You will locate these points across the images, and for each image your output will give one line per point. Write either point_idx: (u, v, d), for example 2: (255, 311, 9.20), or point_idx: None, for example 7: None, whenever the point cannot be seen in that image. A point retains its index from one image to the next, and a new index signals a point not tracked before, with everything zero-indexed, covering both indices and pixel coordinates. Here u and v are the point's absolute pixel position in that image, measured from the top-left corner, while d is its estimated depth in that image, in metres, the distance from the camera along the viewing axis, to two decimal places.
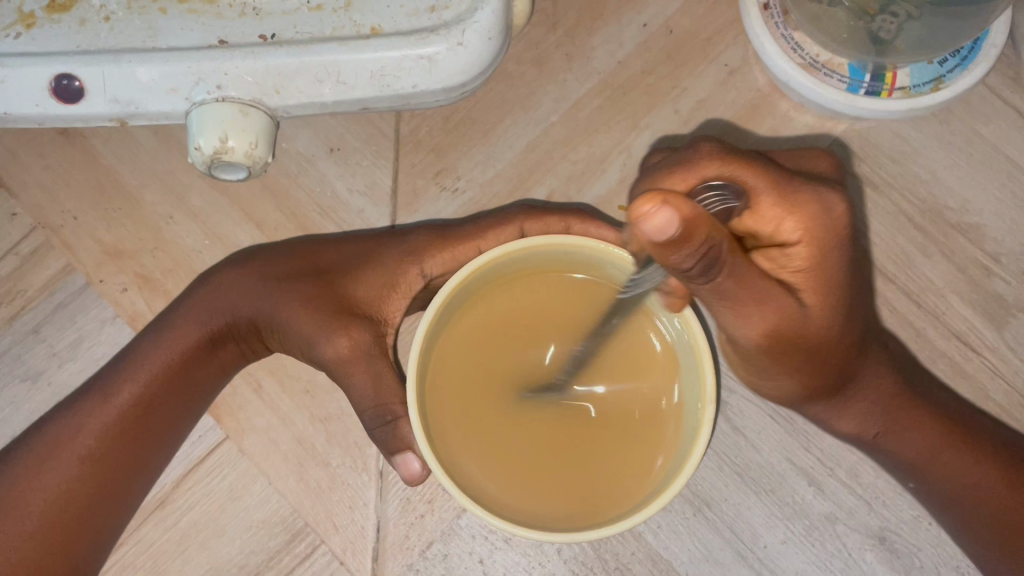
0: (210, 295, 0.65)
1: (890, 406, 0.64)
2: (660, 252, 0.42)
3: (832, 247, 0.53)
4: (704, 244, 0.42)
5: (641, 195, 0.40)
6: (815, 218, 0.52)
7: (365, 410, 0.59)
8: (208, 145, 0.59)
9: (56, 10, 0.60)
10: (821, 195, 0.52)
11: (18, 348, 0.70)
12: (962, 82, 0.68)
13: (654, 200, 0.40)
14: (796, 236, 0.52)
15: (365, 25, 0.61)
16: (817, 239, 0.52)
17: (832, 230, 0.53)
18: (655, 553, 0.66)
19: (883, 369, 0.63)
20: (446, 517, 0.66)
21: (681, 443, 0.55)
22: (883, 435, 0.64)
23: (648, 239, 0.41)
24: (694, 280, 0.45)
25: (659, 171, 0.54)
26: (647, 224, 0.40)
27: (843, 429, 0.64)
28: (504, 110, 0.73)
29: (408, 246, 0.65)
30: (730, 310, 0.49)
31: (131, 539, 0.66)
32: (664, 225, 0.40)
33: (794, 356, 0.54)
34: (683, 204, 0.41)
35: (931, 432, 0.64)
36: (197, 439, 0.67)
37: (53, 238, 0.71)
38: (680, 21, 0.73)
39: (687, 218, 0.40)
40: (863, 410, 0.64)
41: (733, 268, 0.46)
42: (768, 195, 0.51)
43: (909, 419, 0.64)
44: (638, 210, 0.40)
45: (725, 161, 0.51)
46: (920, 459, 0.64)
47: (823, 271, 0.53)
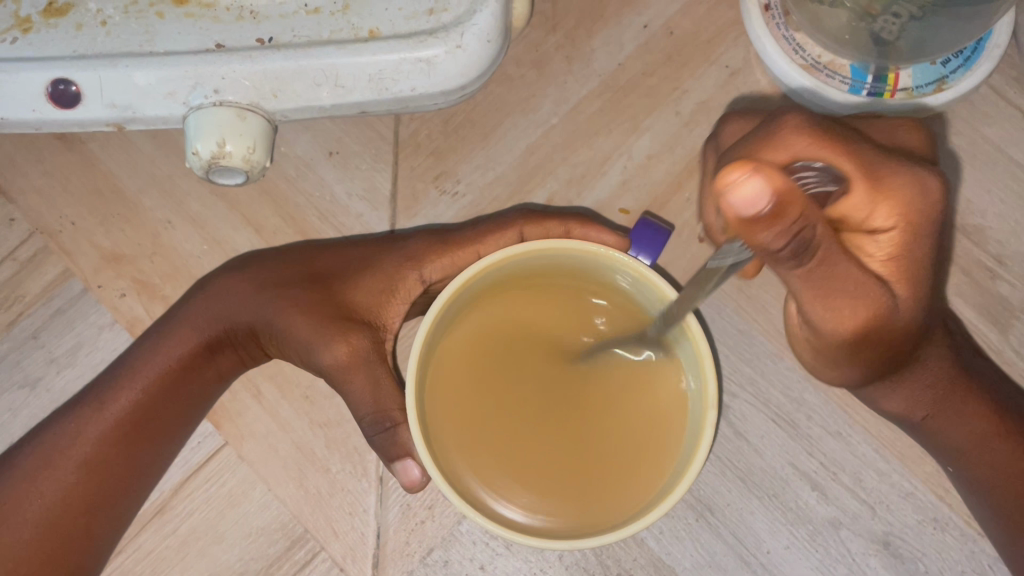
0: (208, 302, 0.64)
1: (943, 390, 0.63)
2: (747, 230, 0.40)
3: (923, 235, 0.52)
4: (795, 223, 0.41)
5: (728, 164, 0.39)
6: (911, 204, 0.51)
7: (364, 417, 0.59)
8: (205, 150, 0.58)
9: (52, 14, 0.60)
10: (918, 177, 0.52)
11: (15, 354, 0.69)
12: (963, 83, 0.67)
13: (743, 169, 0.39)
14: (888, 224, 0.51)
15: (363, 29, 0.60)
16: (912, 226, 0.51)
17: (927, 217, 0.52)
18: (657, 559, 0.65)
19: (942, 353, 0.63)
20: (446, 523, 0.65)
21: (683, 447, 0.54)
22: (932, 418, 0.63)
23: (738, 215, 0.40)
24: (780, 260, 0.44)
25: (752, 147, 0.54)
26: (735, 194, 0.39)
27: (891, 409, 0.64)
28: (504, 113, 0.72)
29: (406, 252, 0.64)
30: (819, 298, 0.48)
31: (129, 546, 0.66)
32: (754, 197, 0.39)
33: (875, 347, 0.53)
34: (777, 176, 0.39)
35: (978, 421, 0.63)
36: (196, 445, 0.67)
37: (51, 244, 0.70)
38: (681, 22, 0.73)
39: (780, 192, 0.39)
40: (917, 390, 0.63)
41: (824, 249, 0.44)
42: (862, 182, 0.51)
43: (960, 406, 0.63)
44: (726, 180, 0.39)
45: (825, 141, 0.51)
46: (968, 448, 0.63)
47: (912, 259, 0.52)
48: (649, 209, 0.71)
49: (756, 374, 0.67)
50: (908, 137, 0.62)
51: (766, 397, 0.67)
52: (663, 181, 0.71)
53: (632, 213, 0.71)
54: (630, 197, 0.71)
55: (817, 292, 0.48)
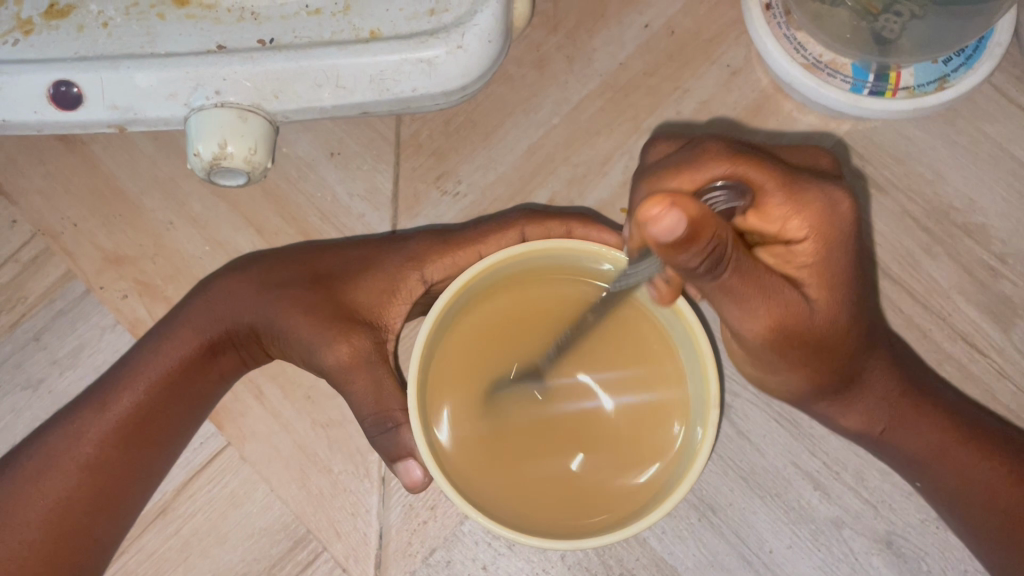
0: (210, 303, 0.64)
1: (895, 403, 0.63)
2: (667, 254, 0.41)
3: (838, 244, 0.52)
4: (711, 243, 0.42)
5: (647, 199, 0.40)
6: (822, 216, 0.51)
7: (366, 417, 0.59)
8: (207, 152, 0.59)
9: (53, 16, 0.60)
10: (832, 193, 0.52)
11: (18, 356, 0.69)
12: (966, 82, 0.67)
13: (662, 203, 0.40)
14: (801, 234, 0.52)
15: (364, 29, 0.60)
16: (823, 236, 0.52)
17: (840, 227, 0.52)
18: (659, 559, 0.65)
19: (885, 367, 0.62)
20: (449, 523, 0.65)
21: (685, 447, 0.54)
22: (890, 430, 0.63)
23: (657, 240, 0.41)
24: (701, 278, 0.45)
25: (660, 169, 0.53)
26: (656, 226, 0.40)
27: (848, 425, 0.64)
28: (504, 113, 0.72)
29: (407, 252, 0.64)
30: (735, 306, 0.49)
31: (132, 547, 0.66)
32: (672, 227, 0.40)
33: (798, 351, 0.54)
34: (691, 204, 0.40)
35: (937, 430, 0.63)
36: (198, 446, 0.67)
37: (53, 245, 0.71)
38: (682, 21, 0.73)
39: (695, 218, 0.40)
40: (869, 405, 0.63)
41: (740, 265, 0.46)
42: (777, 194, 0.51)
43: (916, 419, 0.63)
44: (647, 209, 0.40)
45: (736, 158, 0.50)
46: (928, 458, 0.63)
47: (829, 269, 0.53)
48: None
49: None
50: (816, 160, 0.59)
51: (768, 396, 0.67)
52: None
53: None
54: None
55: (732, 300, 0.48)
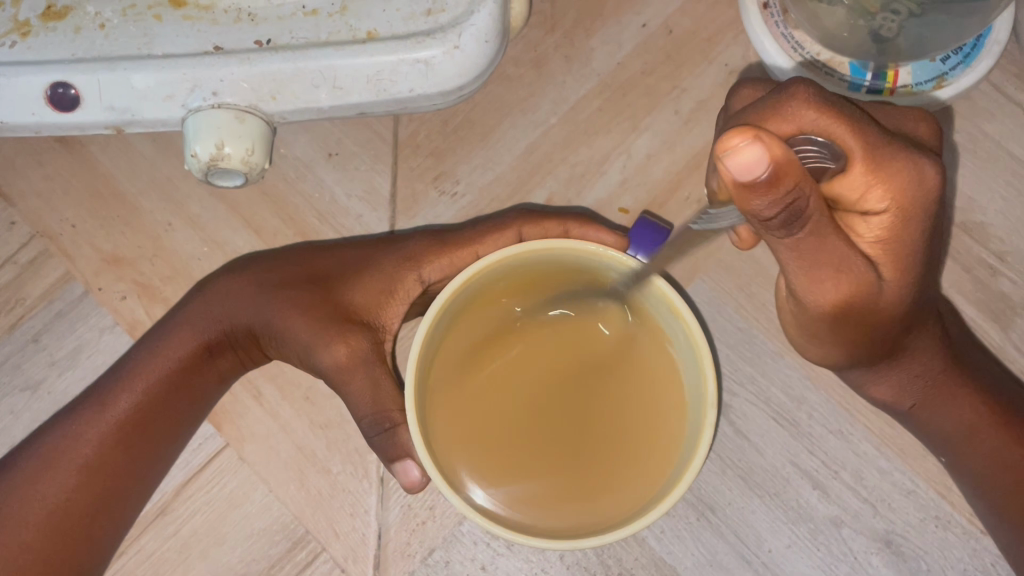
0: (207, 304, 0.64)
1: (935, 380, 0.63)
2: (743, 195, 0.42)
3: (916, 219, 0.51)
4: (790, 193, 0.42)
5: (729, 131, 0.41)
6: (906, 188, 0.49)
7: (363, 417, 0.59)
8: (204, 153, 0.59)
9: (51, 17, 0.60)
10: (920, 163, 0.49)
11: (17, 357, 0.69)
12: (964, 80, 0.67)
13: (745, 135, 0.40)
14: (883, 205, 0.50)
15: (361, 30, 0.60)
16: (905, 208, 0.50)
17: (923, 201, 0.50)
18: (658, 558, 0.65)
19: (936, 340, 0.62)
20: (447, 523, 0.65)
21: (682, 447, 0.54)
22: (920, 406, 0.63)
23: (732, 178, 0.41)
24: (775, 231, 0.46)
25: (749, 115, 0.49)
26: (732, 158, 0.40)
27: (878, 397, 0.64)
28: (503, 113, 0.72)
29: (405, 253, 0.64)
30: (802, 267, 0.49)
31: (131, 548, 0.66)
32: (751, 163, 0.40)
33: (859, 324, 0.55)
34: (774, 146, 0.41)
35: (967, 410, 0.63)
36: (196, 447, 0.67)
37: (52, 247, 0.71)
38: (680, 21, 0.73)
39: (776, 160, 0.41)
40: (905, 380, 0.63)
41: (818, 222, 0.46)
42: (861, 161, 0.48)
43: (950, 396, 0.63)
44: (727, 145, 0.41)
45: (830, 110, 0.47)
46: (957, 437, 0.63)
47: (903, 243, 0.52)
48: (648, 208, 0.71)
49: (756, 373, 0.67)
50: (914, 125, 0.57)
51: (766, 395, 0.67)
52: (663, 180, 0.71)
53: (631, 212, 0.71)
54: (630, 196, 0.71)
55: (799, 262, 0.49)
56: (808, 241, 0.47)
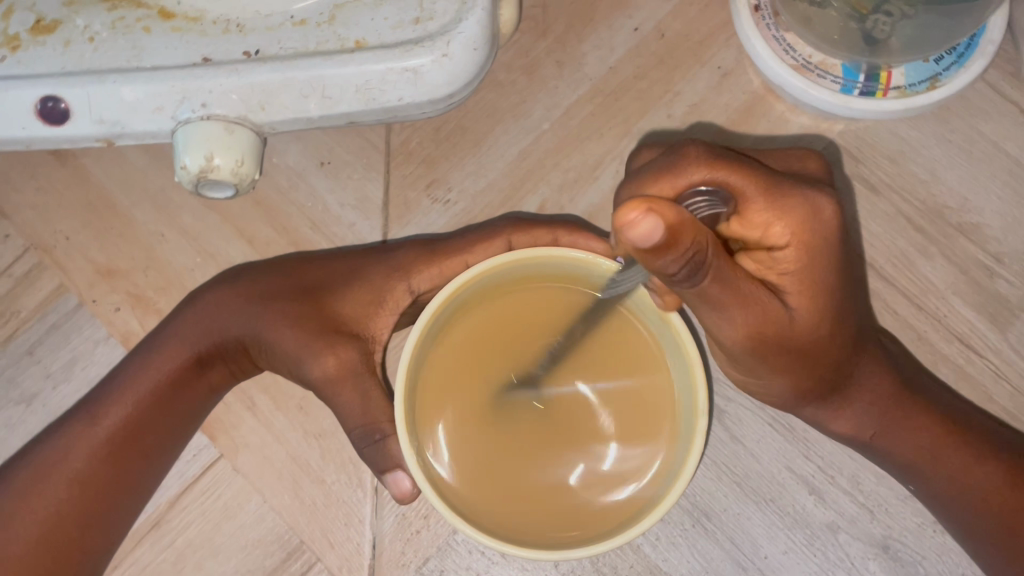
0: (198, 317, 0.64)
1: (886, 407, 0.62)
2: (644, 258, 0.41)
3: (820, 250, 0.51)
4: (690, 250, 0.41)
5: (626, 201, 0.39)
6: (804, 222, 0.50)
7: (353, 429, 0.59)
8: (193, 164, 0.59)
9: (41, 31, 0.60)
10: (812, 199, 0.51)
11: (13, 370, 0.70)
12: (959, 80, 0.66)
13: (640, 207, 0.39)
14: (784, 241, 0.50)
15: (349, 39, 0.60)
16: (806, 243, 0.51)
17: (823, 234, 0.51)
18: (653, 564, 0.65)
19: (875, 369, 0.61)
20: (442, 532, 0.65)
21: (675, 451, 0.54)
22: (879, 436, 0.63)
23: (635, 246, 0.40)
24: (679, 285, 0.45)
25: (639, 180, 0.51)
26: (631, 231, 0.39)
27: (839, 431, 0.63)
28: (494, 119, 0.72)
29: (395, 262, 0.64)
30: (714, 313, 0.49)
31: (127, 560, 0.66)
32: (649, 232, 0.39)
33: (780, 356, 0.53)
34: (668, 210, 0.40)
35: (925, 436, 0.62)
36: (190, 458, 0.67)
37: (46, 259, 0.71)
38: (672, 24, 0.73)
39: (671, 224, 0.40)
40: (859, 412, 0.62)
41: (718, 271, 0.45)
42: (758, 200, 0.49)
43: (905, 421, 0.62)
44: (624, 216, 0.39)
45: (714, 162, 0.49)
46: (918, 461, 0.62)
47: (811, 274, 0.51)
48: None
49: None
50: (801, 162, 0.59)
51: (762, 400, 0.67)
52: None
53: None
54: None
55: (713, 308, 0.49)
56: (722, 292, 0.47)
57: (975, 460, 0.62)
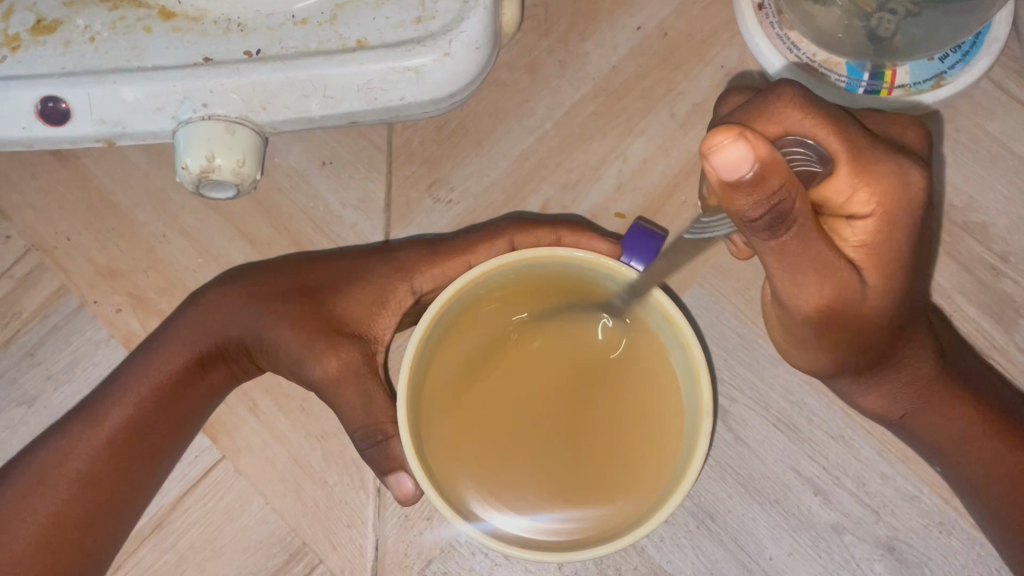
0: (199, 318, 0.64)
1: (922, 388, 0.62)
2: (727, 194, 0.41)
3: (900, 226, 0.51)
4: (777, 191, 0.41)
5: (716, 126, 0.40)
6: (892, 191, 0.50)
7: (355, 429, 0.58)
8: (195, 164, 0.58)
9: (41, 31, 0.59)
10: (904, 170, 0.50)
11: (14, 371, 0.69)
12: (963, 79, 0.66)
13: (730, 132, 0.39)
14: (868, 210, 0.50)
15: (350, 39, 0.59)
16: (889, 215, 0.50)
17: (905, 208, 0.51)
18: (657, 566, 0.65)
19: (922, 346, 0.61)
20: (444, 534, 0.65)
21: (679, 453, 0.54)
22: (910, 416, 0.63)
23: (718, 178, 0.40)
24: (755, 233, 0.45)
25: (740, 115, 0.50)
26: (718, 156, 0.39)
27: (867, 407, 0.63)
28: (497, 119, 0.72)
29: (397, 262, 0.64)
30: (785, 275, 0.49)
31: (128, 562, 0.66)
32: (736, 160, 0.39)
33: (842, 330, 0.54)
34: (760, 142, 0.40)
35: (959, 419, 0.62)
36: (192, 460, 0.66)
37: (47, 260, 0.70)
38: (675, 23, 0.72)
39: (761, 158, 0.39)
40: (893, 390, 0.62)
41: (802, 222, 0.45)
42: (852, 168, 0.49)
43: (941, 404, 0.62)
44: (712, 143, 0.39)
45: (819, 119, 0.48)
46: (948, 445, 0.62)
47: (887, 248, 0.51)
48: (643, 214, 0.70)
49: (756, 379, 0.67)
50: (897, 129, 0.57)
51: (766, 401, 0.66)
52: (658, 185, 0.70)
53: (627, 218, 0.70)
54: (626, 201, 0.71)
55: (786, 269, 0.48)
56: (792, 250, 0.47)
57: (994, 454, 0.62)
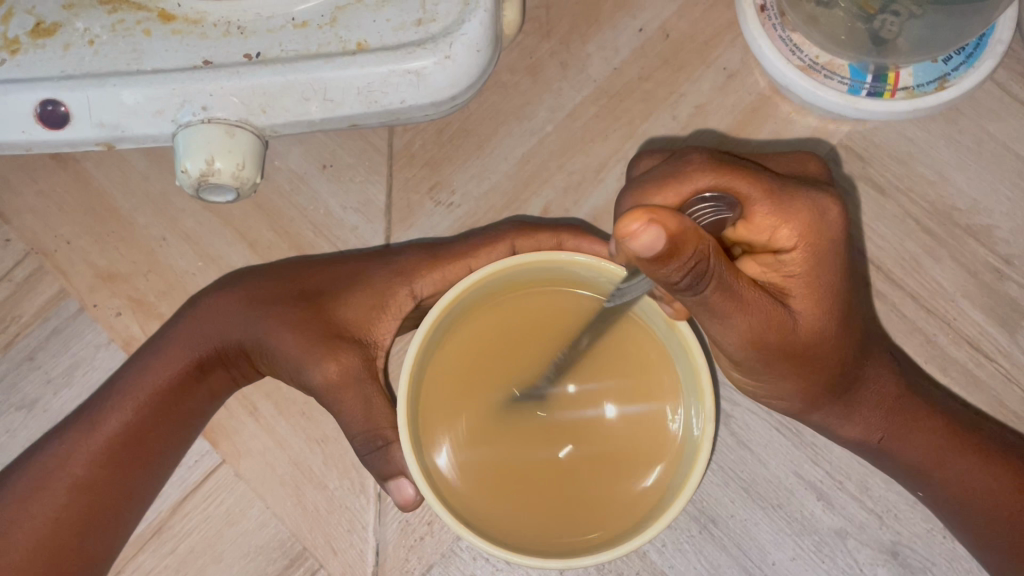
0: (199, 321, 0.64)
1: (895, 408, 0.62)
2: (649, 267, 0.41)
3: (825, 254, 0.52)
4: (693, 260, 0.42)
5: (628, 211, 0.39)
6: (810, 225, 0.51)
7: (355, 435, 0.58)
8: (194, 168, 0.58)
9: (40, 34, 0.59)
10: (818, 202, 0.51)
11: (14, 375, 0.69)
12: (967, 81, 0.66)
13: (642, 217, 0.39)
14: (790, 244, 0.51)
15: (351, 41, 0.59)
16: (813, 245, 0.51)
17: (827, 236, 0.52)
18: (659, 571, 0.64)
19: (882, 374, 0.61)
20: (445, 538, 0.64)
21: (681, 461, 0.53)
22: (887, 440, 0.62)
23: (639, 254, 0.40)
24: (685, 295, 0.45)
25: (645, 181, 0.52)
26: (633, 240, 0.39)
27: (847, 436, 0.62)
28: (497, 122, 0.71)
29: (396, 266, 0.64)
30: (716, 321, 0.49)
31: (128, 566, 0.65)
32: (653, 242, 0.39)
33: (782, 359, 0.53)
34: (669, 218, 0.40)
35: (931, 437, 0.62)
36: (192, 464, 0.66)
37: (47, 263, 0.70)
38: (677, 25, 0.72)
39: (674, 234, 0.40)
40: (867, 414, 0.62)
41: (722, 281, 0.45)
42: (763, 205, 0.50)
43: (914, 424, 0.62)
44: (626, 226, 0.39)
45: (717, 169, 0.50)
46: (926, 464, 0.62)
47: (816, 276, 0.52)
48: None
49: None
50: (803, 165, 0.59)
51: (769, 405, 0.66)
52: None
53: None
54: None
55: (714, 315, 0.48)
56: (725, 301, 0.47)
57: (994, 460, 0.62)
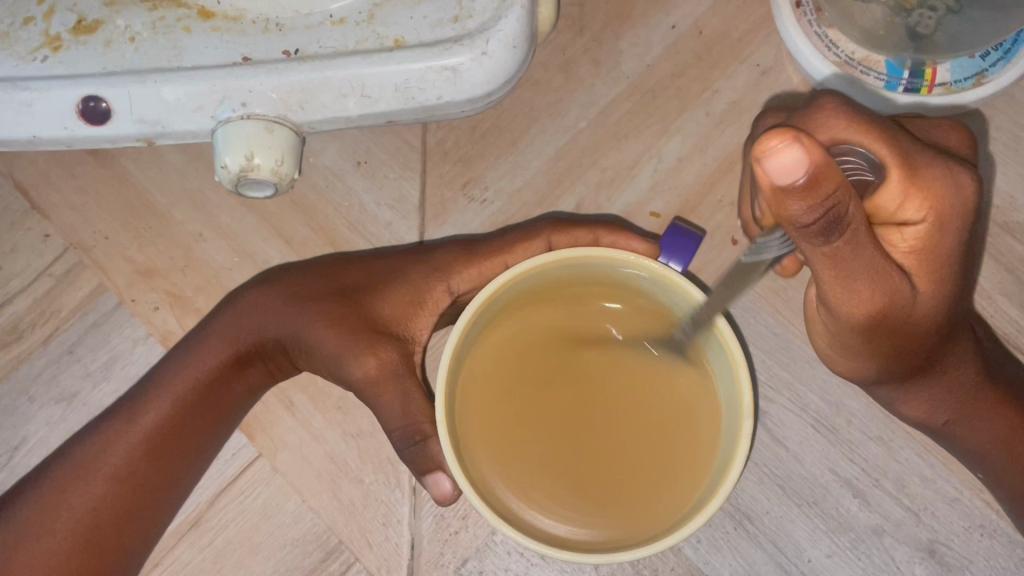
0: (237, 317, 0.64)
1: (966, 394, 0.62)
2: (780, 196, 0.40)
3: (953, 229, 0.51)
4: (828, 200, 0.40)
5: (769, 130, 0.38)
6: (943, 197, 0.50)
7: (394, 430, 0.59)
8: (234, 164, 0.58)
9: (81, 31, 0.59)
10: (953, 173, 0.51)
11: (53, 369, 0.70)
12: (1005, 77, 0.65)
13: (783, 136, 0.38)
14: (920, 216, 0.51)
15: (388, 38, 0.59)
16: (941, 221, 0.51)
17: (959, 212, 0.51)
18: (694, 568, 0.64)
19: (967, 356, 0.60)
20: (480, 533, 0.65)
21: (722, 452, 0.53)
22: (955, 422, 0.62)
23: (770, 180, 0.39)
24: (812, 241, 0.43)
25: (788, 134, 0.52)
26: (773, 160, 0.38)
27: (912, 414, 0.63)
28: (531, 118, 0.72)
29: (433, 263, 0.64)
30: (840, 286, 0.48)
31: (166, 559, 0.66)
32: (790, 165, 0.38)
33: (886, 336, 0.54)
34: (816, 148, 0.38)
35: (1002, 425, 0.62)
36: (229, 457, 0.67)
37: (86, 259, 0.71)
38: (710, 22, 0.72)
39: (816, 164, 0.38)
40: (937, 395, 0.61)
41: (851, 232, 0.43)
42: (901, 172, 0.49)
43: (981, 409, 0.62)
44: (765, 147, 0.38)
45: (863, 128, 0.49)
46: (990, 450, 0.62)
47: (937, 254, 0.52)
48: (679, 213, 0.70)
49: (794, 380, 0.66)
50: (947, 137, 0.58)
51: (804, 402, 0.66)
52: (693, 185, 0.70)
53: (663, 217, 0.70)
54: (660, 200, 0.70)
55: (837, 276, 0.47)
56: (846, 258, 0.46)
57: None
